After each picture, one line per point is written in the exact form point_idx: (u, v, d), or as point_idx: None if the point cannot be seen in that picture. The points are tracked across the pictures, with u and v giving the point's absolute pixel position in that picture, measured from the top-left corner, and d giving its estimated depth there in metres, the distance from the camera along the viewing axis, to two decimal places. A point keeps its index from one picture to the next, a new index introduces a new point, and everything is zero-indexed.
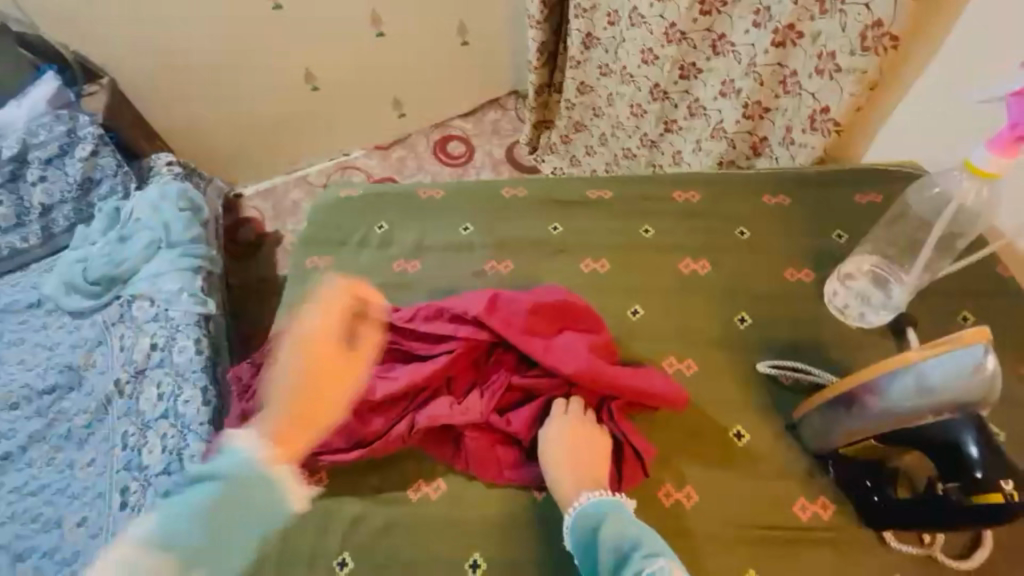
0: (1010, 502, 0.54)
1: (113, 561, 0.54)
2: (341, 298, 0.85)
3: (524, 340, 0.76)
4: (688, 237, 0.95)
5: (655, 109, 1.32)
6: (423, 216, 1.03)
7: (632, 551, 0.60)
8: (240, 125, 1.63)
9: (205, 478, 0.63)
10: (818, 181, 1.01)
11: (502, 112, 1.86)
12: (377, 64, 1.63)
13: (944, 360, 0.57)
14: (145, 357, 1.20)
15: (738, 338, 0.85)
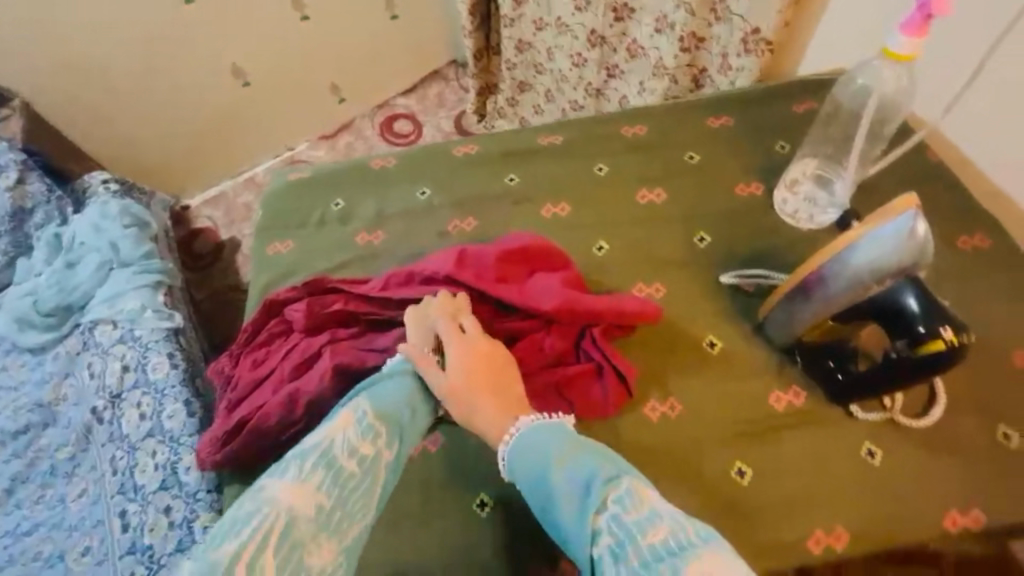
0: (949, 346, 0.60)
1: (342, 422, 0.65)
2: (312, 279, 0.86)
3: (496, 287, 0.78)
4: (640, 169, 0.98)
5: (595, 56, 1.34)
6: (381, 188, 1.02)
7: (594, 481, 0.60)
8: (172, 132, 1.55)
9: (398, 368, 0.72)
10: (755, 97, 1.05)
11: (445, 83, 1.83)
12: (306, 50, 1.57)
13: (877, 235, 0.63)
14: (119, 381, 1.17)
15: (699, 256, 0.89)
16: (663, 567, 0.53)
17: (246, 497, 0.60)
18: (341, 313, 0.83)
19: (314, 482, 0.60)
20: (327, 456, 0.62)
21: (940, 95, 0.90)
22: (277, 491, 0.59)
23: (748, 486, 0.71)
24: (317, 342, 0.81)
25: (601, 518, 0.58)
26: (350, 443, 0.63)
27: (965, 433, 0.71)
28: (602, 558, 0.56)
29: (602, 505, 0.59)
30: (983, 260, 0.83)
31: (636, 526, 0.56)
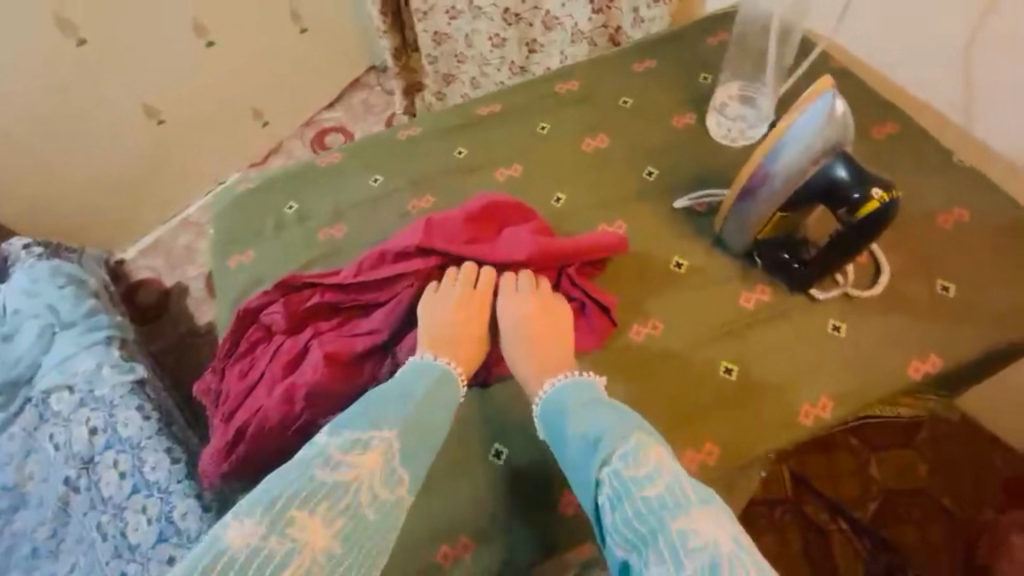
0: (882, 204, 0.67)
1: (367, 459, 0.64)
2: (283, 280, 0.86)
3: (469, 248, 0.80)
4: (580, 121, 1.02)
5: (513, 34, 1.41)
6: (332, 183, 1.02)
7: (604, 436, 0.66)
8: (91, 183, 1.47)
9: (438, 384, 0.72)
10: (672, 37, 1.11)
11: (369, 90, 1.82)
12: (219, 74, 1.53)
13: (806, 121, 0.69)
14: (88, 445, 1.10)
15: (650, 188, 0.94)
16: (652, 519, 0.60)
17: (255, 521, 0.59)
18: (320, 306, 0.83)
19: (332, 529, 0.61)
20: (346, 500, 0.62)
21: (831, 9, 1.03)
22: (294, 529, 0.60)
23: (734, 382, 0.76)
24: (302, 338, 0.81)
25: (604, 470, 0.64)
26: (373, 490, 0.64)
27: (911, 293, 0.79)
28: (601, 503, 0.63)
29: (608, 459, 0.64)
30: (897, 143, 0.92)
31: (634, 481, 0.62)
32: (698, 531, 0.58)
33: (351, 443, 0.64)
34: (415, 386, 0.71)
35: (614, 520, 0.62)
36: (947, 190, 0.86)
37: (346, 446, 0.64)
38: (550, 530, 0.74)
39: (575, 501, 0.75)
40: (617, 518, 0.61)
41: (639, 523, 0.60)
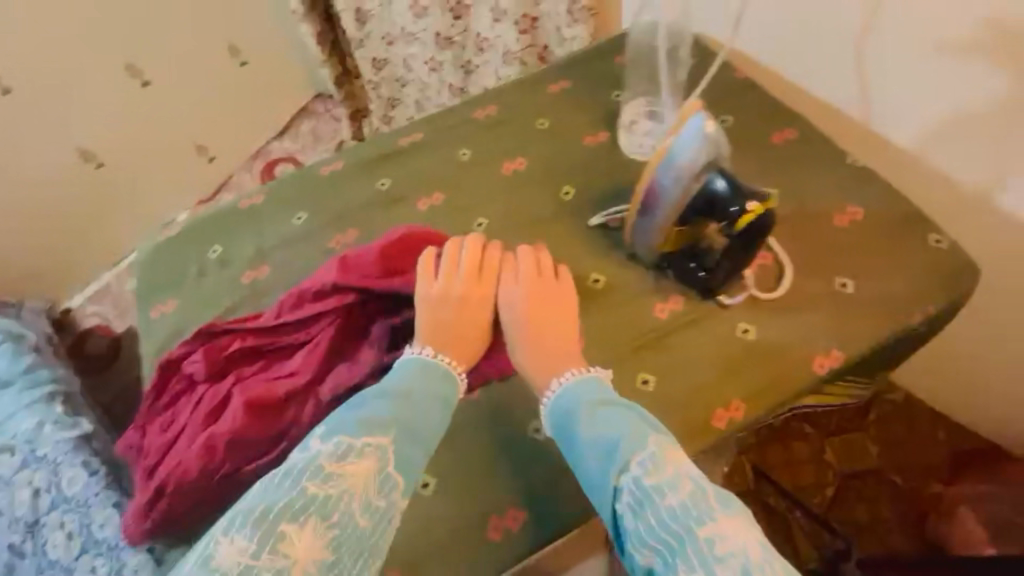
0: (760, 213, 0.72)
1: (359, 468, 0.65)
2: (202, 328, 0.85)
3: (424, 266, 0.82)
4: (499, 146, 1.05)
5: (449, 56, 1.55)
6: (257, 224, 1.02)
7: (620, 443, 0.68)
8: (40, 226, 1.54)
9: (435, 382, 0.75)
10: (585, 58, 1.14)
11: (315, 117, 1.84)
12: (156, 111, 1.60)
13: (682, 141, 0.73)
14: (31, 508, 1.03)
15: (565, 208, 0.97)
16: (677, 525, 0.63)
17: (245, 538, 0.60)
18: (242, 352, 0.83)
19: (325, 539, 0.61)
20: (340, 510, 0.63)
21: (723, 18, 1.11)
22: (285, 544, 0.60)
23: (653, 393, 0.78)
24: (224, 386, 0.80)
25: (623, 478, 0.67)
26: (365, 497, 0.65)
27: (812, 293, 0.83)
28: (622, 510, 0.66)
29: (626, 465, 0.67)
30: (794, 149, 0.97)
31: (655, 488, 0.65)
32: (727, 538, 0.61)
33: (343, 451, 0.66)
34: (410, 386, 0.73)
35: (639, 529, 0.64)
36: (843, 191, 0.91)
37: (338, 455, 0.66)
38: (481, 556, 0.76)
39: (504, 525, 0.77)
40: (642, 526, 0.64)
41: (665, 530, 0.63)
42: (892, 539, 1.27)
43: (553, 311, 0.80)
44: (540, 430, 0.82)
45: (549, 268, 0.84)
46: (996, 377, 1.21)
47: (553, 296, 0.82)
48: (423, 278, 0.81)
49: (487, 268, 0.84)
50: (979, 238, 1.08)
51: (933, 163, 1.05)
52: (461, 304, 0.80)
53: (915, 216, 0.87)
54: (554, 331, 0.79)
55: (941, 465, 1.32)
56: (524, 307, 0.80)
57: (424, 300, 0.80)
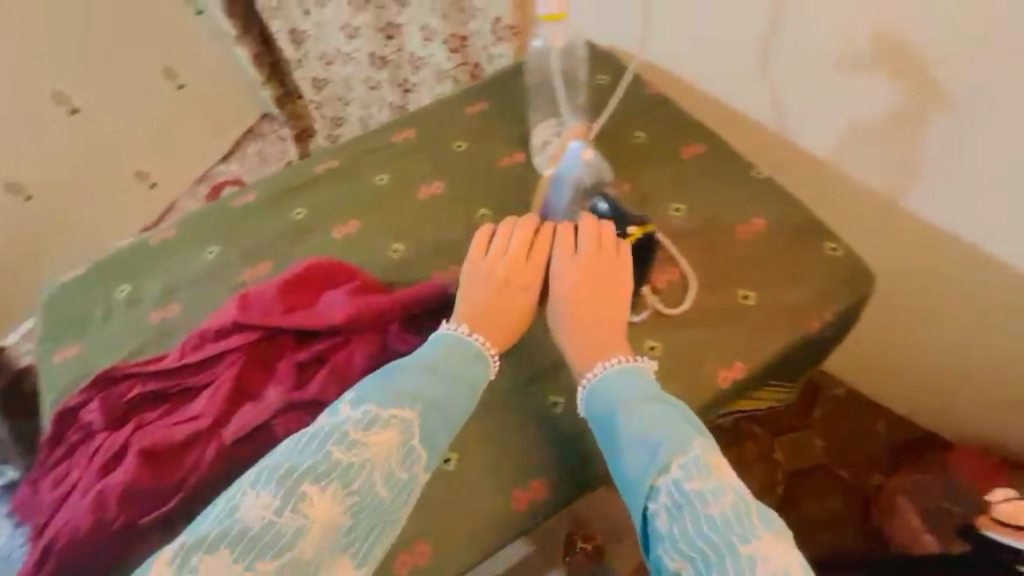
0: (639, 237, 0.83)
1: (382, 439, 0.69)
2: (101, 374, 0.82)
3: (479, 242, 0.87)
4: (415, 169, 1.04)
5: (385, 76, 1.57)
6: (167, 261, 0.99)
7: (664, 446, 0.70)
8: None
9: (467, 359, 0.77)
10: (503, 78, 1.15)
11: (261, 139, 1.91)
12: (95, 140, 1.73)
13: (566, 168, 0.91)
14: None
15: (480, 230, 0.97)
16: (715, 536, 0.64)
17: (269, 495, 0.65)
18: (141, 398, 0.80)
19: (343, 505, 0.66)
20: (360, 479, 0.67)
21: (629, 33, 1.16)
22: (306, 505, 0.65)
23: (559, 415, 0.82)
24: (122, 435, 0.76)
25: (663, 480, 0.68)
26: (387, 469, 0.69)
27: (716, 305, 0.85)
28: (658, 511, 0.68)
29: (667, 469, 0.68)
30: (702, 163, 0.99)
31: (697, 495, 0.67)
32: (767, 558, 0.62)
33: (368, 422, 0.69)
34: (440, 363, 0.75)
35: (674, 533, 0.66)
36: (745, 203, 0.93)
37: (364, 425, 0.69)
38: None
39: (413, 560, 0.74)
40: (678, 531, 0.66)
41: (701, 539, 0.64)
42: (841, 534, 1.31)
43: (604, 290, 0.81)
44: (450, 459, 0.79)
45: (608, 238, 0.83)
46: (920, 369, 1.25)
47: (602, 271, 0.81)
48: (474, 253, 0.86)
49: (541, 242, 0.86)
50: (894, 247, 1.10)
51: (844, 169, 1.07)
52: (503, 281, 0.83)
53: (811, 224, 0.91)
54: (597, 315, 0.80)
55: (880, 458, 1.36)
56: (570, 283, 0.81)
57: (470, 277, 0.84)
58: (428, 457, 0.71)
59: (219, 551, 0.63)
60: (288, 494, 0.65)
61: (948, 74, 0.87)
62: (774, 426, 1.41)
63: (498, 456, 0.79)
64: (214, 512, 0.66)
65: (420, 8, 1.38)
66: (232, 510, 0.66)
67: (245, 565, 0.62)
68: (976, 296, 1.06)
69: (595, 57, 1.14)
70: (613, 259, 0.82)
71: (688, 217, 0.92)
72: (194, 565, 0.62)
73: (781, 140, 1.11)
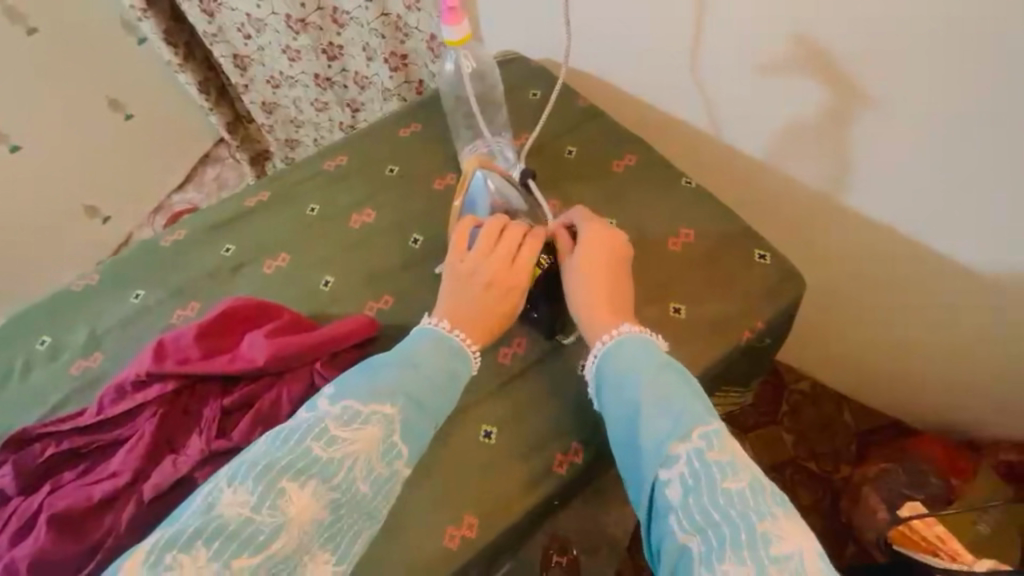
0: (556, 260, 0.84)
1: (365, 434, 0.67)
2: (14, 435, 0.78)
3: (459, 238, 0.83)
4: (349, 196, 1.03)
5: (331, 96, 1.54)
6: (90, 308, 0.95)
7: (685, 415, 0.68)
8: None
9: (446, 356, 0.75)
10: (436, 99, 1.13)
11: (220, 163, 1.87)
12: (29, 175, 1.55)
13: (473, 194, 0.88)
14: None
15: (414, 256, 0.96)
16: (732, 509, 0.61)
17: (248, 491, 0.61)
18: (59, 456, 0.77)
19: (323, 501, 0.63)
20: (341, 474, 0.65)
21: (557, 45, 1.14)
22: (285, 501, 0.61)
23: (495, 443, 0.80)
24: (36, 499, 0.73)
25: (682, 448, 0.66)
26: (368, 464, 0.67)
27: (648, 318, 0.85)
28: (670, 480, 0.66)
29: (686, 438, 0.67)
30: (633, 176, 0.99)
31: (716, 467, 0.64)
32: (785, 538, 0.58)
33: (350, 416, 0.67)
34: (419, 360, 0.74)
35: (688, 503, 0.64)
36: (673, 215, 0.94)
37: (346, 419, 0.67)
38: None
39: None
40: (691, 502, 0.63)
41: (716, 512, 0.62)
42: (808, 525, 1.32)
43: (614, 269, 0.81)
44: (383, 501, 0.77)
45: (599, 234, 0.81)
46: (876, 364, 1.26)
47: (595, 267, 0.80)
48: (454, 251, 0.82)
49: (527, 237, 0.81)
50: (836, 254, 1.11)
51: (785, 171, 1.06)
52: (486, 283, 0.79)
53: (740, 231, 0.92)
54: (612, 292, 0.79)
55: (847, 450, 1.38)
56: (578, 270, 0.80)
57: (453, 277, 0.80)
58: (410, 454, 0.70)
59: (191, 555, 0.57)
60: (269, 488, 0.62)
61: (878, 82, 0.85)
62: (742, 424, 1.42)
63: (432, 491, 0.77)
64: (187, 512, 0.61)
65: (359, 27, 1.35)
66: (207, 509, 0.61)
67: (219, 565, 0.57)
68: (919, 296, 1.06)
69: (527, 73, 1.13)
70: (615, 237, 0.82)
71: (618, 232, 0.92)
72: (167, 564, 0.56)
73: (720, 145, 1.10)
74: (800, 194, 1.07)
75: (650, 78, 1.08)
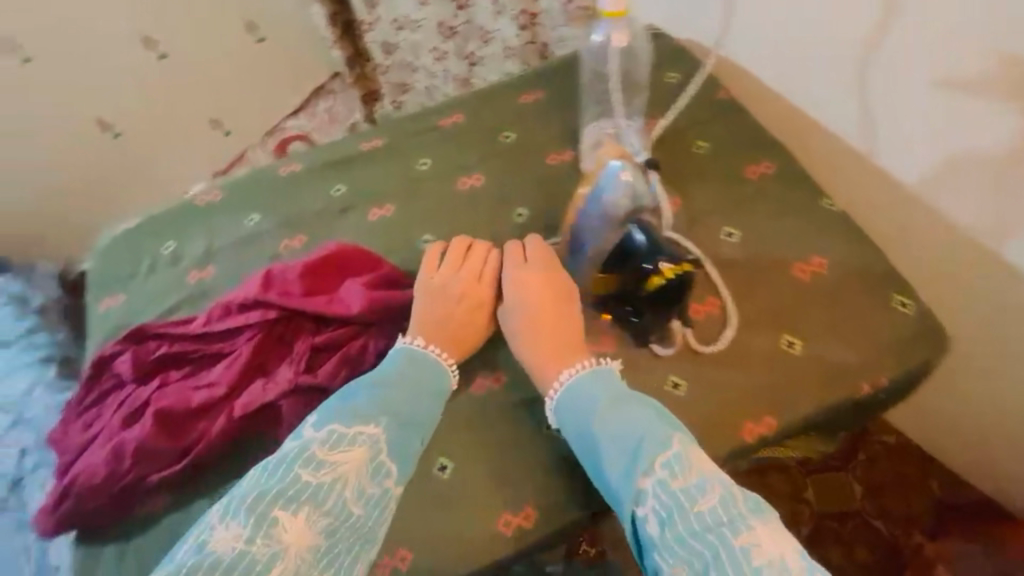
0: (670, 280, 0.71)
1: (351, 456, 0.69)
2: (136, 329, 0.86)
3: (427, 262, 0.85)
4: (461, 156, 1.01)
5: (452, 46, 1.48)
6: (211, 222, 1.02)
7: (644, 445, 0.67)
8: (65, 194, 1.70)
9: (429, 371, 0.77)
10: (562, 68, 1.08)
11: (333, 97, 1.76)
12: (168, 82, 1.66)
13: (600, 186, 0.76)
14: (16, 465, 1.07)
15: (516, 230, 0.93)
16: (708, 532, 0.61)
17: (240, 524, 0.63)
18: (169, 357, 0.83)
19: (317, 526, 0.64)
20: (332, 497, 0.66)
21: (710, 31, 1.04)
22: (279, 529, 0.63)
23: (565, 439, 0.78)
24: (146, 391, 0.80)
25: (648, 481, 0.65)
26: (357, 486, 0.68)
27: (757, 344, 0.77)
28: (646, 517, 0.64)
29: (650, 469, 0.65)
30: (766, 185, 0.89)
31: (683, 492, 0.64)
32: (763, 546, 0.59)
33: (335, 439, 0.69)
34: (396, 379, 0.75)
35: (666, 536, 0.62)
36: (805, 238, 0.84)
37: (332, 443, 0.69)
38: None
39: (393, 563, 0.71)
40: (670, 534, 0.62)
41: (694, 539, 0.61)
42: None
43: (559, 304, 0.79)
44: (446, 466, 0.76)
45: (540, 281, 0.80)
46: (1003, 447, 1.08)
47: (534, 305, 0.78)
48: (426, 269, 0.84)
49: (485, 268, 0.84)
50: (985, 317, 0.94)
51: (940, 208, 0.91)
52: (457, 296, 0.80)
53: (880, 271, 0.81)
54: (555, 327, 0.77)
55: (923, 521, 1.20)
56: (520, 303, 0.79)
57: (422, 293, 0.81)
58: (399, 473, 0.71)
59: None
60: (259, 520, 0.63)
61: None
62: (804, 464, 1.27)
63: (494, 470, 0.76)
64: (182, 553, 0.62)
65: None
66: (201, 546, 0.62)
67: None
68: None
69: (666, 53, 1.04)
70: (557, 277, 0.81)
71: (740, 245, 0.84)
72: None
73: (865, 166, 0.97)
74: (952, 240, 0.91)
75: (808, 75, 0.95)
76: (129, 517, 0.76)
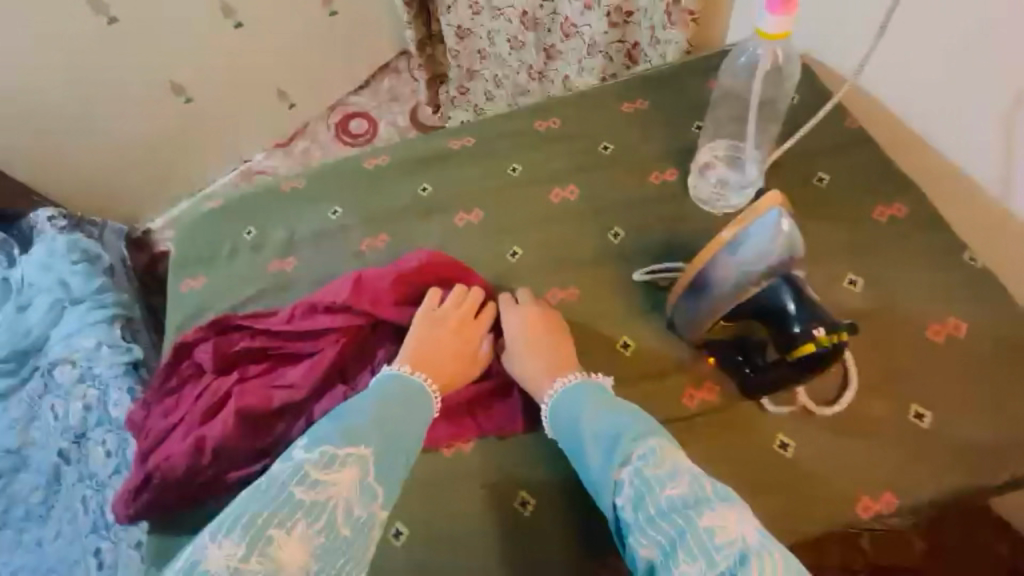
0: (820, 348, 0.65)
1: (343, 475, 0.60)
2: (219, 318, 0.84)
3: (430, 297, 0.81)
4: (556, 165, 0.95)
5: (532, 38, 1.32)
6: (291, 210, 1.00)
7: (620, 435, 0.64)
8: (110, 159, 1.42)
9: (410, 399, 0.70)
10: (665, 76, 1.01)
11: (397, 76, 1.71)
12: (248, 51, 1.43)
13: (753, 232, 0.67)
14: (81, 421, 1.09)
15: (612, 251, 0.87)
16: (676, 514, 0.56)
17: (233, 544, 0.53)
18: (250, 351, 0.82)
19: (313, 547, 0.55)
20: (326, 515, 0.57)
21: (848, 54, 0.94)
22: (275, 548, 0.54)
23: None
24: (227, 384, 0.79)
25: (622, 470, 0.62)
26: (350, 507, 0.58)
27: (876, 411, 0.71)
28: (620, 504, 0.60)
29: (625, 459, 0.62)
30: (900, 231, 0.81)
31: (654, 478, 0.60)
32: (729, 527, 0.54)
33: (327, 457, 0.60)
34: (380, 400, 0.68)
35: (637, 519, 0.58)
36: (940, 295, 0.76)
37: (325, 461, 0.60)
38: None
39: None
40: (641, 517, 0.58)
41: (663, 521, 0.57)
42: None
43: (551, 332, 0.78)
44: (528, 500, 0.74)
45: (534, 323, 0.78)
46: None
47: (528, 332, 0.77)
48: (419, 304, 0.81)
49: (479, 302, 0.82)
50: None
51: None
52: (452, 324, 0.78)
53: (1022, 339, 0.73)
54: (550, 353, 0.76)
55: None
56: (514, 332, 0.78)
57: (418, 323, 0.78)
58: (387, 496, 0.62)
59: None
60: (249, 542, 0.53)
61: None
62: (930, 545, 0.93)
63: (576, 504, 0.73)
64: None
65: None
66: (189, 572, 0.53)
67: None
68: None
69: None
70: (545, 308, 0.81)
71: (864, 295, 0.77)
72: None
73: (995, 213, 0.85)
74: None
75: (947, 110, 0.85)
76: (207, 511, 0.75)
